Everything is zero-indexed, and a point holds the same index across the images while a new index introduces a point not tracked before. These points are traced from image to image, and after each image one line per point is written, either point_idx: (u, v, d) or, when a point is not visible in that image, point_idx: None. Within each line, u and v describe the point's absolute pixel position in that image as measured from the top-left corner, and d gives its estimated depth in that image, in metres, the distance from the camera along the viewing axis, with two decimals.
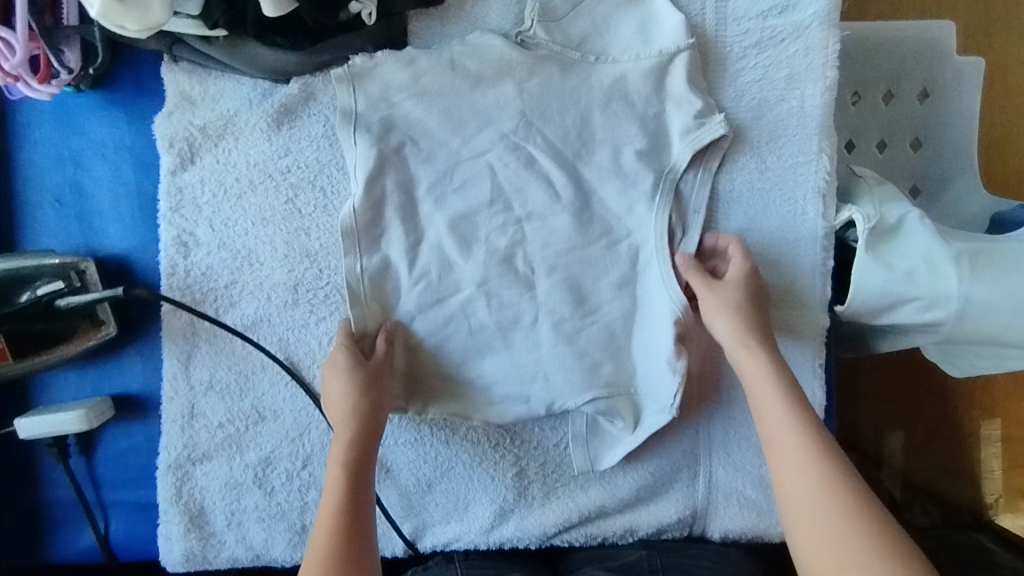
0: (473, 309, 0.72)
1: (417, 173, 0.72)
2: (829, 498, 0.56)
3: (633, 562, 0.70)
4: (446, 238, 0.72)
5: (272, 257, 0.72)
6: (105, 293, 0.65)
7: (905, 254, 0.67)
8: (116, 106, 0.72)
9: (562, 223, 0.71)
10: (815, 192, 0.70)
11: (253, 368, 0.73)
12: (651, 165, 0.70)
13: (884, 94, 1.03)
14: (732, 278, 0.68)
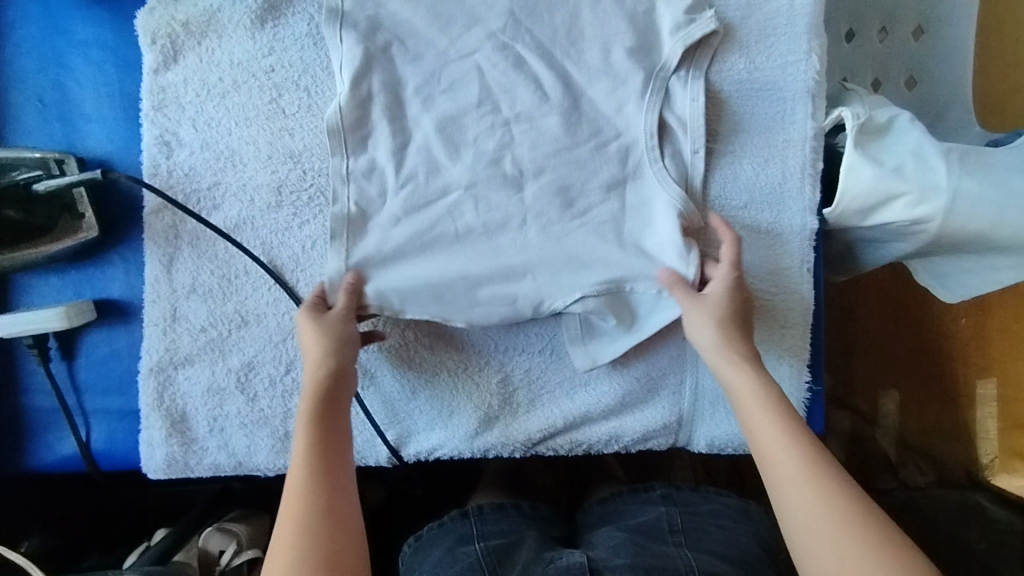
0: (461, 211, 0.71)
1: (404, 74, 0.71)
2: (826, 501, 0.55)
3: (652, 519, 0.79)
4: (433, 139, 0.71)
5: (255, 158, 0.71)
6: (81, 175, 0.65)
7: (894, 152, 0.66)
8: (98, 5, 0.72)
9: (551, 124, 0.71)
10: (804, 92, 0.69)
11: (236, 272, 0.72)
12: (640, 64, 0.69)
13: (880, 30, 1.04)
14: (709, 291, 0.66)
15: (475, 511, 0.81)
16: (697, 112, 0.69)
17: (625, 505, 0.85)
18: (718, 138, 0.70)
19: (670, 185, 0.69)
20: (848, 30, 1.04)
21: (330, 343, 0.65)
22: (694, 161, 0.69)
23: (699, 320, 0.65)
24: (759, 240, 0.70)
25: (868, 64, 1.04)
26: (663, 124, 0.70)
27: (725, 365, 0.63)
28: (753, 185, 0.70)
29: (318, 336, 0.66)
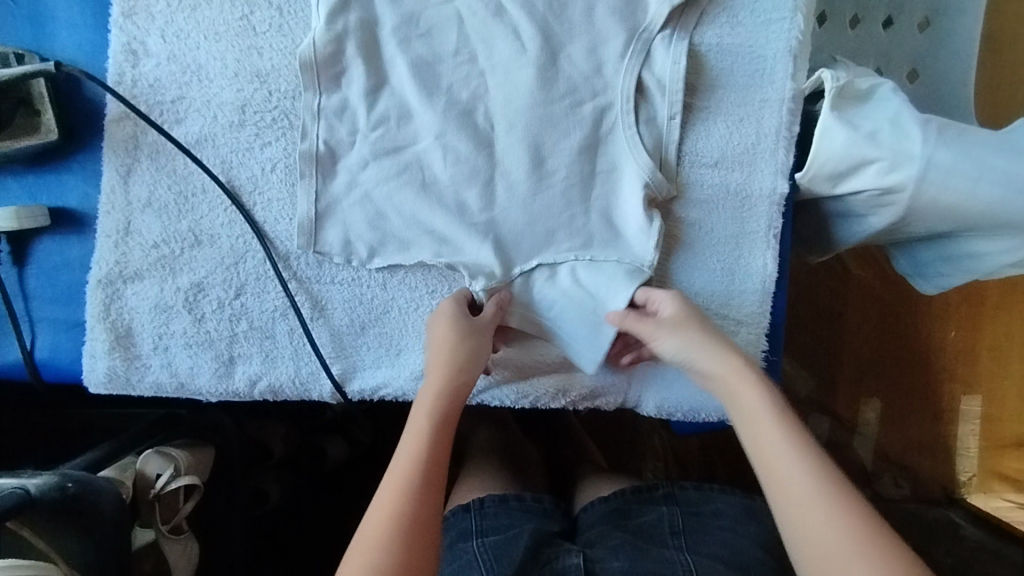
0: (429, 162, 0.69)
1: (382, 11, 0.68)
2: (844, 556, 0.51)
3: (652, 521, 0.72)
4: (407, 84, 0.68)
5: (222, 74, 0.70)
6: (37, 68, 0.64)
7: (872, 117, 0.64)
8: None
9: (527, 77, 0.67)
10: (787, 51, 0.67)
11: (193, 190, 0.70)
12: (622, 23, 0.67)
13: (884, 20, 0.94)
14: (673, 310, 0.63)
15: (475, 503, 0.75)
16: (676, 77, 0.67)
17: (627, 505, 0.75)
18: (696, 93, 0.68)
19: (639, 151, 0.67)
20: (854, 16, 0.94)
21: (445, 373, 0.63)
22: (668, 116, 0.67)
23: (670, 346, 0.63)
24: (726, 200, 0.68)
25: (870, 49, 0.94)
26: (641, 86, 0.68)
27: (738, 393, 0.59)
28: (726, 144, 0.68)
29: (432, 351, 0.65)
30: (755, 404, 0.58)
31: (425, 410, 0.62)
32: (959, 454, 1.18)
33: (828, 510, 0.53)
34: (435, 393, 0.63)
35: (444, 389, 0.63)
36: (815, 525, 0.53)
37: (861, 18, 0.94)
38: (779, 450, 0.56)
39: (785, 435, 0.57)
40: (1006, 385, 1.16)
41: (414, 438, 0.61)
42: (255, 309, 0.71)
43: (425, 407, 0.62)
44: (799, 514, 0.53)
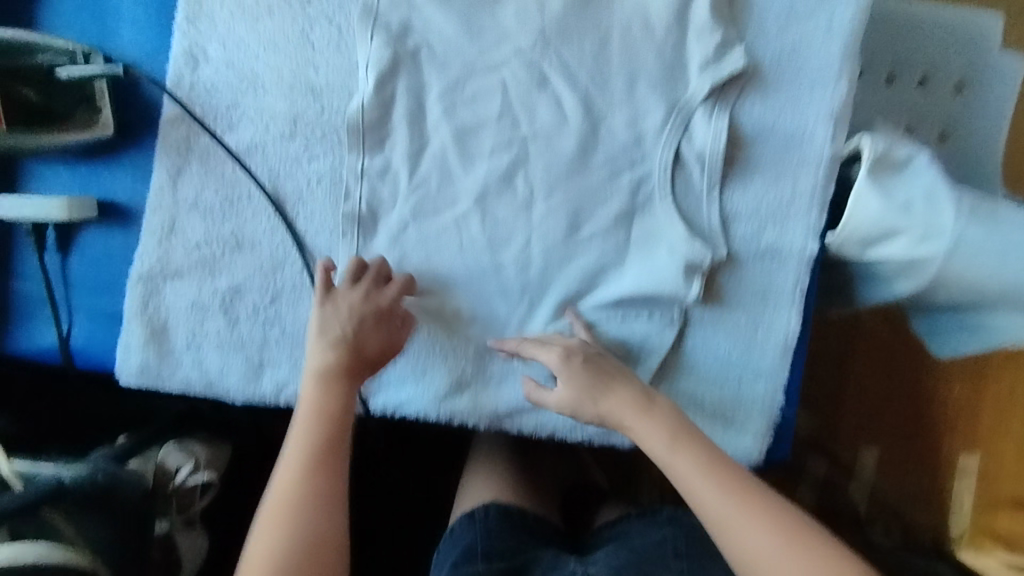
0: (468, 221, 0.72)
1: (429, 79, 0.71)
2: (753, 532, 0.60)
3: (657, 541, 0.73)
4: (450, 149, 0.72)
5: (278, 86, 0.71)
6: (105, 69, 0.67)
7: (907, 187, 0.65)
8: None
9: (568, 145, 0.71)
10: (827, 115, 0.69)
11: (239, 195, 0.72)
12: (667, 89, 0.70)
13: (918, 78, 0.94)
14: (553, 357, 0.67)
15: (481, 512, 0.78)
16: (717, 149, 0.69)
17: (633, 527, 0.77)
18: (739, 147, 0.70)
19: (675, 222, 0.70)
20: (888, 74, 0.94)
21: (340, 362, 0.67)
22: (704, 180, 0.70)
23: (562, 374, 0.67)
24: (758, 254, 0.70)
25: (898, 106, 0.94)
26: (679, 157, 0.70)
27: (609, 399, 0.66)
28: (760, 199, 0.70)
29: (336, 337, 0.67)
30: (660, 430, 0.64)
31: (326, 395, 0.67)
32: (952, 509, 1.18)
33: (753, 522, 0.60)
34: (328, 380, 0.67)
35: (339, 378, 0.67)
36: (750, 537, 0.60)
37: (895, 76, 0.94)
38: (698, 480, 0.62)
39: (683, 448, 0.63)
40: (1008, 444, 1.16)
41: (310, 421, 0.66)
42: (288, 317, 0.72)
43: (328, 388, 0.67)
44: (730, 530, 0.61)
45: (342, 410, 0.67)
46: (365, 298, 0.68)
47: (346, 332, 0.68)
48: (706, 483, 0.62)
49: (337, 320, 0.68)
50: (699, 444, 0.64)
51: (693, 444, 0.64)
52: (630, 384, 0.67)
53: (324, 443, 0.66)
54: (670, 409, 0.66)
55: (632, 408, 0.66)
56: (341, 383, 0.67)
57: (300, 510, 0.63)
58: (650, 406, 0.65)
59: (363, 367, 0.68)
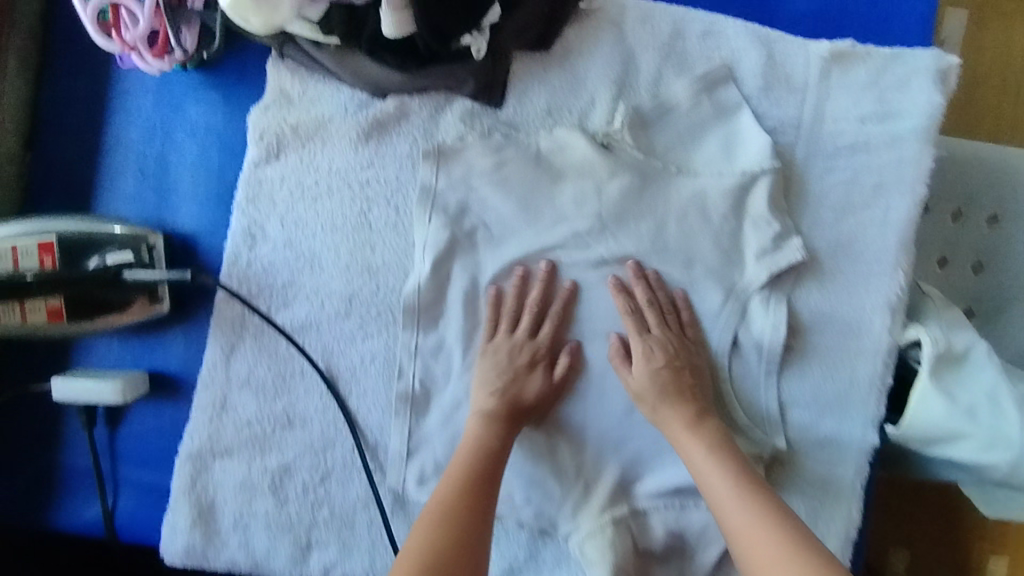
0: None
1: (484, 259, 0.71)
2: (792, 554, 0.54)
3: None
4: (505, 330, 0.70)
5: (335, 265, 0.71)
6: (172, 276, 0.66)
7: (969, 390, 0.65)
8: (215, 87, 0.72)
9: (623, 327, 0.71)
10: (884, 304, 0.69)
11: (292, 372, 0.72)
12: (723, 276, 0.70)
13: (991, 215, 0.81)
14: (641, 371, 0.68)
15: None
16: (776, 337, 0.69)
17: None
18: (796, 335, 0.70)
19: (731, 408, 0.70)
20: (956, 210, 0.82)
21: (504, 406, 0.67)
22: (762, 365, 0.70)
23: (640, 391, 0.67)
24: (814, 443, 0.70)
25: (965, 244, 0.82)
26: (737, 343, 0.70)
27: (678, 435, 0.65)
28: (815, 389, 0.70)
29: (495, 385, 0.68)
30: (710, 459, 0.63)
31: (481, 431, 0.66)
32: None
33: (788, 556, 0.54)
34: (494, 416, 0.67)
35: (497, 419, 0.67)
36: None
37: (964, 209, 0.82)
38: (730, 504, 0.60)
39: (722, 469, 0.62)
40: None
41: (469, 459, 0.65)
42: (338, 497, 0.71)
43: (483, 425, 0.67)
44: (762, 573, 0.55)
45: (501, 448, 0.66)
46: (524, 339, 0.69)
47: (503, 380, 0.68)
48: (746, 514, 0.58)
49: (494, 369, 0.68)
50: (748, 474, 0.61)
51: (736, 470, 0.61)
52: (699, 400, 0.66)
53: (484, 473, 0.64)
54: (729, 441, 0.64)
55: (693, 445, 0.64)
56: (496, 424, 0.66)
57: (432, 528, 0.59)
58: (705, 434, 0.64)
59: (521, 414, 0.68)
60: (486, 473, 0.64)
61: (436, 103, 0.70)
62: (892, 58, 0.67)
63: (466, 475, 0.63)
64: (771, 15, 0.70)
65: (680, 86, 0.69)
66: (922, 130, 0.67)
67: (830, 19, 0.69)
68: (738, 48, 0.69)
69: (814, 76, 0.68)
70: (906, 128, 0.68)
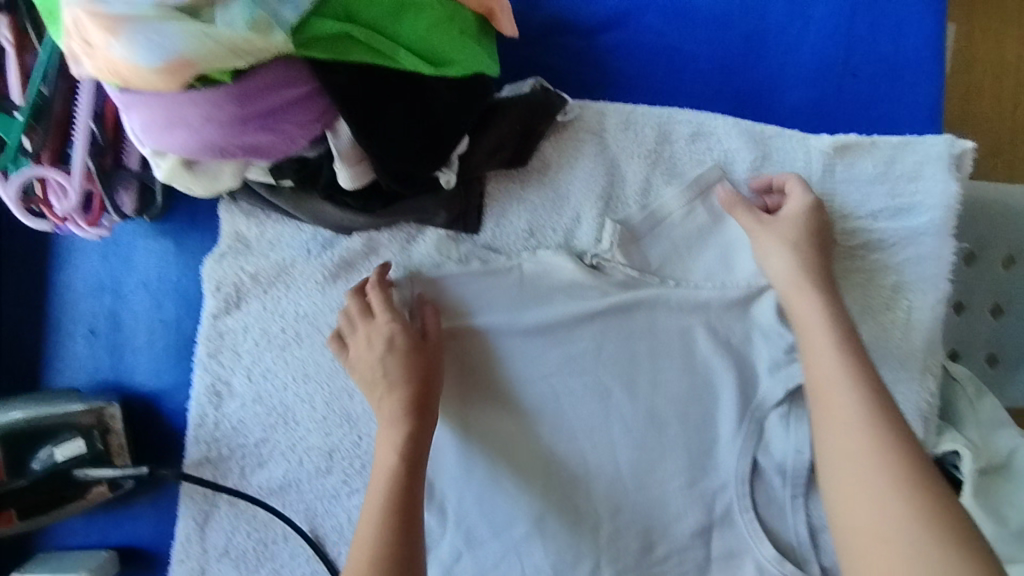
0: (528, 550, 0.64)
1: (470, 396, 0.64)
2: (877, 458, 0.48)
3: None
4: (499, 470, 0.64)
5: (310, 417, 0.65)
6: (129, 471, 0.61)
7: (1020, 506, 0.59)
8: (165, 235, 0.66)
9: (631, 456, 0.63)
10: (916, 415, 0.62)
11: (273, 537, 0.65)
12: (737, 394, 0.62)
13: (1004, 259, 0.72)
14: (792, 221, 0.60)
15: None
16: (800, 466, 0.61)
17: None
18: None
19: (764, 541, 0.62)
20: (971, 254, 0.73)
21: (405, 398, 0.58)
22: (786, 488, 0.62)
23: (780, 265, 0.59)
24: None
25: (981, 290, 0.73)
26: (757, 467, 0.63)
27: (795, 296, 0.58)
28: None
29: (383, 386, 0.59)
30: (826, 341, 0.55)
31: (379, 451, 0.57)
32: None
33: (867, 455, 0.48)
34: (389, 418, 0.57)
35: (400, 420, 0.57)
36: (854, 470, 0.49)
37: (976, 255, 0.72)
38: (837, 387, 0.52)
39: (842, 353, 0.54)
40: None
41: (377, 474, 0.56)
42: None
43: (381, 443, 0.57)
44: (840, 460, 0.50)
45: (411, 456, 0.56)
46: (388, 321, 0.60)
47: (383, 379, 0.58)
48: (848, 397, 0.52)
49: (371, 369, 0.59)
50: (868, 362, 0.54)
51: (858, 356, 0.54)
52: (829, 290, 0.58)
53: (405, 466, 0.56)
54: (849, 323, 0.56)
55: (821, 319, 0.56)
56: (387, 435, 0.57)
57: (374, 550, 0.52)
58: (838, 315, 0.56)
59: (423, 405, 0.58)
60: (406, 495, 0.55)
61: (408, 235, 0.65)
62: (900, 147, 0.62)
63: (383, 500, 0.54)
64: (766, 108, 0.65)
65: (671, 195, 0.63)
66: (940, 223, 0.61)
67: (827, 111, 0.64)
68: (731, 148, 0.63)
69: (815, 172, 0.63)
70: (922, 222, 0.62)
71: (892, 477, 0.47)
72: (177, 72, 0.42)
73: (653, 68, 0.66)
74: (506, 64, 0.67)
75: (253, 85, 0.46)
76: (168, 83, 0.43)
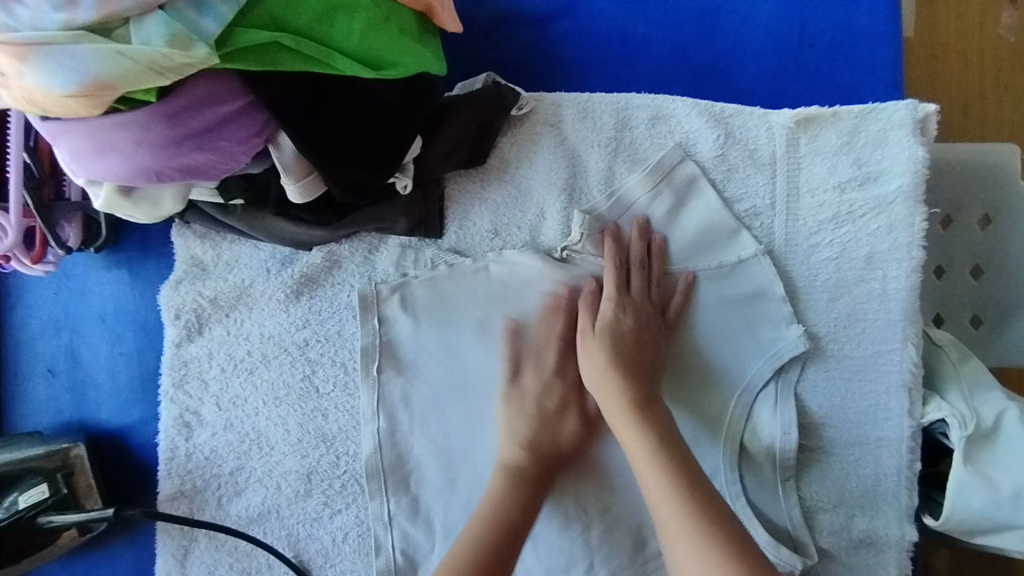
0: (519, 555, 0.63)
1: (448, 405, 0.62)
2: (673, 467, 0.51)
3: None
4: None
5: (284, 440, 0.63)
6: (92, 515, 0.58)
7: (1015, 471, 0.57)
8: (120, 266, 0.64)
9: (616, 452, 0.62)
10: (899, 385, 0.61)
11: (256, 566, 0.63)
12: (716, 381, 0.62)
13: (980, 219, 0.71)
14: (604, 327, 0.57)
15: None
16: (786, 446, 0.61)
17: None
18: (809, 433, 0.62)
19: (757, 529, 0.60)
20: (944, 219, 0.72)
21: (526, 454, 0.57)
22: (776, 473, 0.61)
23: (591, 362, 0.57)
24: (850, 548, 0.62)
25: (960, 252, 0.72)
26: (744, 451, 0.62)
27: (600, 388, 0.56)
28: (841, 488, 0.62)
29: (522, 438, 0.57)
30: (620, 369, 0.55)
31: (490, 498, 0.55)
32: None
33: (673, 496, 0.49)
34: (517, 481, 0.56)
35: (526, 479, 0.56)
36: (649, 471, 0.51)
37: (952, 217, 0.72)
38: (633, 416, 0.54)
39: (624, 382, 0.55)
40: None
41: (481, 520, 0.53)
42: None
43: (488, 494, 0.55)
44: (650, 488, 0.50)
45: (526, 510, 0.54)
46: (552, 377, 0.59)
47: (529, 430, 0.57)
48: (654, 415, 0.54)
49: (512, 419, 0.58)
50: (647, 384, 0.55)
51: (637, 375, 0.55)
52: (647, 384, 0.56)
53: (515, 521, 0.54)
54: (631, 319, 0.57)
55: (611, 394, 0.55)
56: (515, 490, 0.55)
57: None
58: (636, 391, 0.54)
59: (547, 469, 0.57)
60: (506, 540, 0.52)
61: (369, 245, 0.63)
62: (862, 116, 0.60)
63: (477, 538, 0.52)
64: (724, 86, 0.64)
65: (635, 181, 0.62)
66: (908, 189, 0.60)
67: (788, 84, 0.63)
68: (692, 130, 0.62)
69: (779, 148, 0.62)
70: (890, 189, 0.60)
71: (681, 491, 0.49)
72: (95, 96, 0.39)
73: (607, 55, 0.64)
74: (457, 62, 0.66)
75: (184, 103, 0.44)
76: (89, 107, 0.40)
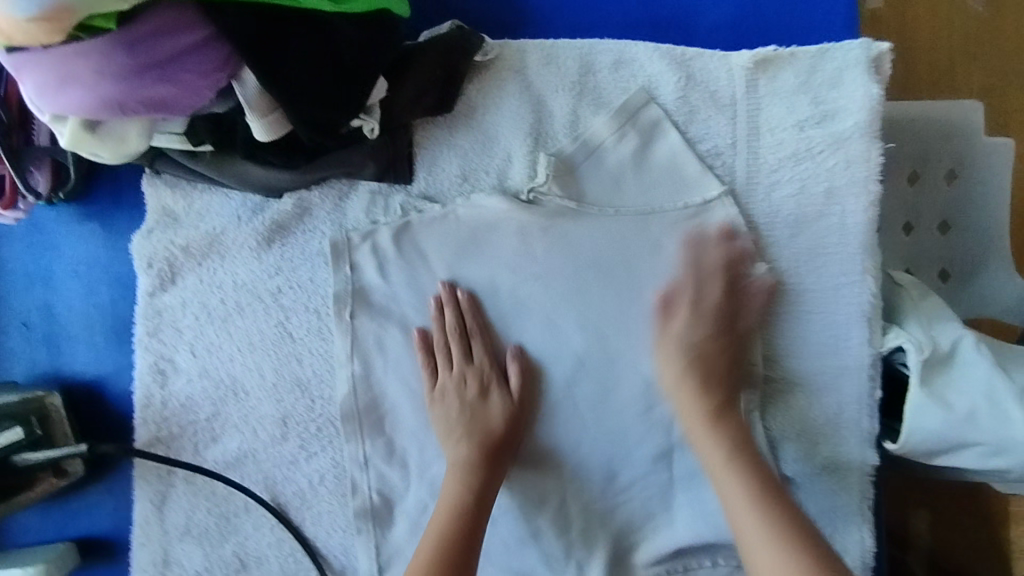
0: None
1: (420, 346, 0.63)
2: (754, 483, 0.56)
3: None
4: None
5: (260, 386, 0.64)
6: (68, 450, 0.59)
7: (968, 393, 0.59)
8: (92, 219, 0.65)
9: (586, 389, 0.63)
10: (860, 316, 0.62)
11: (234, 510, 0.64)
12: None
13: (947, 174, 0.73)
14: (683, 340, 0.61)
15: None
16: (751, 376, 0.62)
17: None
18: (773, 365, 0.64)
19: None
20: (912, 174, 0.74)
21: (476, 443, 0.60)
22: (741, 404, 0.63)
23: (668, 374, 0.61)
24: (814, 476, 0.64)
25: (927, 207, 0.74)
26: None
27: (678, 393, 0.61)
28: (804, 418, 0.64)
29: (460, 429, 0.61)
30: (692, 383, 0.60)
31: (454, 487, 0.59)
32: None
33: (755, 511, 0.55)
34: (465, 464, 0.60)
35: (478, 465, 0.59)
36: (731, 481, 0.57)
37: (920, 174, 0.74)
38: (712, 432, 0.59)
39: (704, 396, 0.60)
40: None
41: (447, 509, 0.58)
42: None
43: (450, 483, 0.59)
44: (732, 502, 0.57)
45: (481, 495, 0.59)
46: (463, 367, 0.62)
47: (466, 420, 0.61)
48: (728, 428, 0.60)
49: (448, 411, 0.61)
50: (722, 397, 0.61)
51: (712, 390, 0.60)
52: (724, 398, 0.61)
53: (474, 506, 0.58)
54: (707, 329, 0.61)
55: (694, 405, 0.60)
56: (471, 474, 0.59)
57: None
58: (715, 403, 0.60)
59: (496, 451, 0.60)
60: (477, 525, 0.58)
61: (340, 191, 0.64)
62: (818, 56, 0.62)
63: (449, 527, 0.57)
64: (684, 30, 0.65)
65: (599, 124, 0.63)
66: (864, 125, 0.61)
67: (746, 26, 0.65)
68: (654, 73, 0.63)
69: (739, 89, 0.63)
70: (847, 126, 0.62)
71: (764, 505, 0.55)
72: (54, 19, 0.40)
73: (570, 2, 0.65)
74: (422, 12, 0.66)
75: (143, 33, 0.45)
76: (49, 33, 0.41)
